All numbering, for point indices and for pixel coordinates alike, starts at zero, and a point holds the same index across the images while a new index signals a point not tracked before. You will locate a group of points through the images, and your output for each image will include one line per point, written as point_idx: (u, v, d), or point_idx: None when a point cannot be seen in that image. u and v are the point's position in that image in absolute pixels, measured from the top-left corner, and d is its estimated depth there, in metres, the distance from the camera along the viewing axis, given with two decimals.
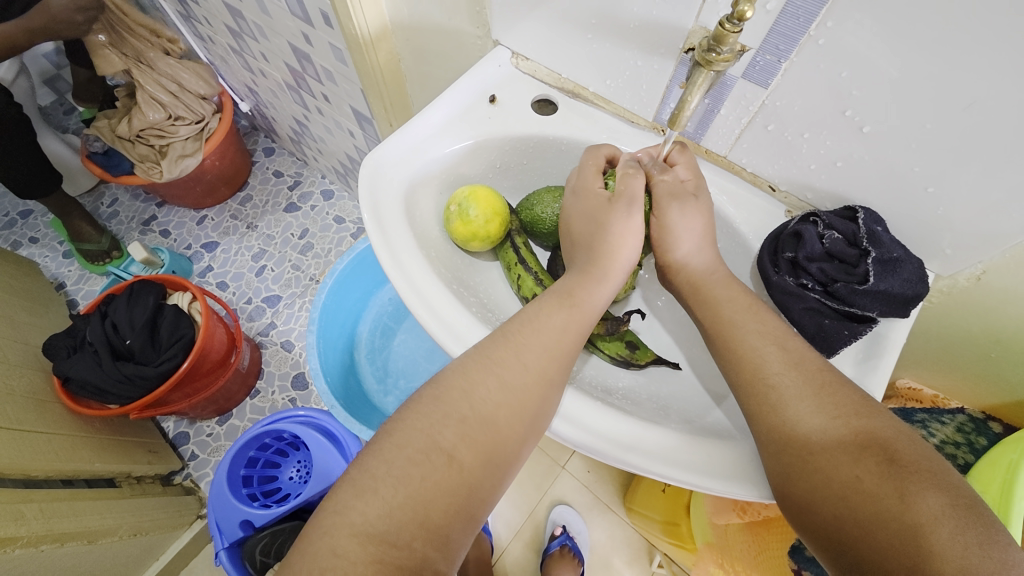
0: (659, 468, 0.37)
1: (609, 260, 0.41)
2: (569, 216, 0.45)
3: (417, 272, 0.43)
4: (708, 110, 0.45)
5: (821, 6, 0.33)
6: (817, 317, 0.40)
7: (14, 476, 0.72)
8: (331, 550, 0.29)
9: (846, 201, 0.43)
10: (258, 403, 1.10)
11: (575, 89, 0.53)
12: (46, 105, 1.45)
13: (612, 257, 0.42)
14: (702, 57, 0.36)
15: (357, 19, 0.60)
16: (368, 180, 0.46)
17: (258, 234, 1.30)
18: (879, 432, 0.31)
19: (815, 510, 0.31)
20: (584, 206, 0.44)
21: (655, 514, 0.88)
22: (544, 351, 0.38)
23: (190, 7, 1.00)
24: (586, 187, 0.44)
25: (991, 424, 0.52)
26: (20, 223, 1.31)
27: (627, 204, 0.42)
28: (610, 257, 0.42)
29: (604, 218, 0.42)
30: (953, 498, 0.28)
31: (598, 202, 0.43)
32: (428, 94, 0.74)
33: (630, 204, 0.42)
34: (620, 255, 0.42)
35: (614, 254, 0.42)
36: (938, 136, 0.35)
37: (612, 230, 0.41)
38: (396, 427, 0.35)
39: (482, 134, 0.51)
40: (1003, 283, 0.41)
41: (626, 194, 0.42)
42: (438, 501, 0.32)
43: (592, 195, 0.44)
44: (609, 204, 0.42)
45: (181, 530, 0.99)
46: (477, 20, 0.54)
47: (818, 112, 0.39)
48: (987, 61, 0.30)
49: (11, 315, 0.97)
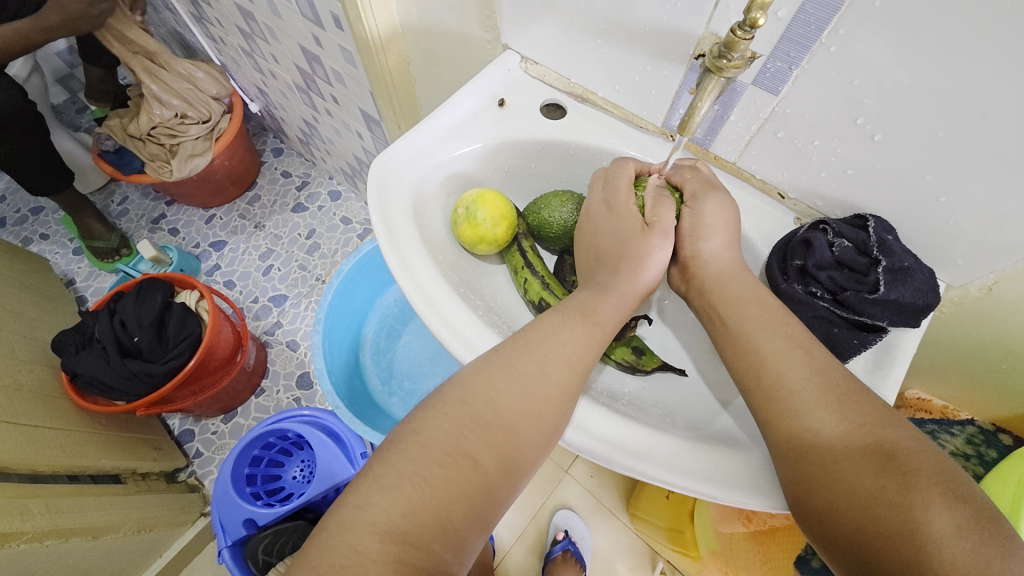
0: (668, 476, 0.36)
1: (629, 284, 0.41)
2: (595, 229, 0.44)
3: (424, 274, 0.43)
4: (718, 116, 0.45)
5: (833, 13, 0.33)
6: (826, 325, 0.40)
7: (21, 471, 0.73)
8: (351, 547, 0.29)
9: (857, 209, 0.43)
10: (262, 402, 1.11)
11: (584, 94, 0.52)
12: (59, 103, 1.47)
13: (632, 280, 0.41)
14: (712, 63, 0.35)
15: (367, 22, 0.61)
16: (377, 182, 0.47)
17: (265, 233, 1.30)
18: (901, 443, 0.31)
19: (836, 521, 0.31)
20: (613, 227, 0.43)
21: (659, 521, 0.87)
22: (565, 363, 0.38)
23: (202, 9, 1.02)
24: (618, 204, 0.44)
25: (1002, 436, 0.51)
26: (31, 220, 1.33)
27: (662, 233, 0.42)
28: (631, 280, 0.41)
29: (635, 242, 0.42)
30: (975, 511, 0.28)
31: (629, 224, 0.43)
32: (436, 97, 0.74)
33: (664, 236, 0.42)
34: (642, 278, 0.42)
35: (635, 276, 0.41)
36: (950, 144, 0.34)
37: (641, 256, 0.41)
38: (421, 426, 0.34)
39: (494, 140, 0.51)
40: (1014, 294, 0.40)
41: (660, 225, 0.42)
42: (458, 504, 0.32)
43: (627, 215, 0.43)
44: (643, 231, 0.42)
45: (185, 527, 0.99)
46: (487, 23, 0.54)
47: (829, 119, 0.39)
48: (998, 70, 0.30)
49: (21, 311, 0.98)
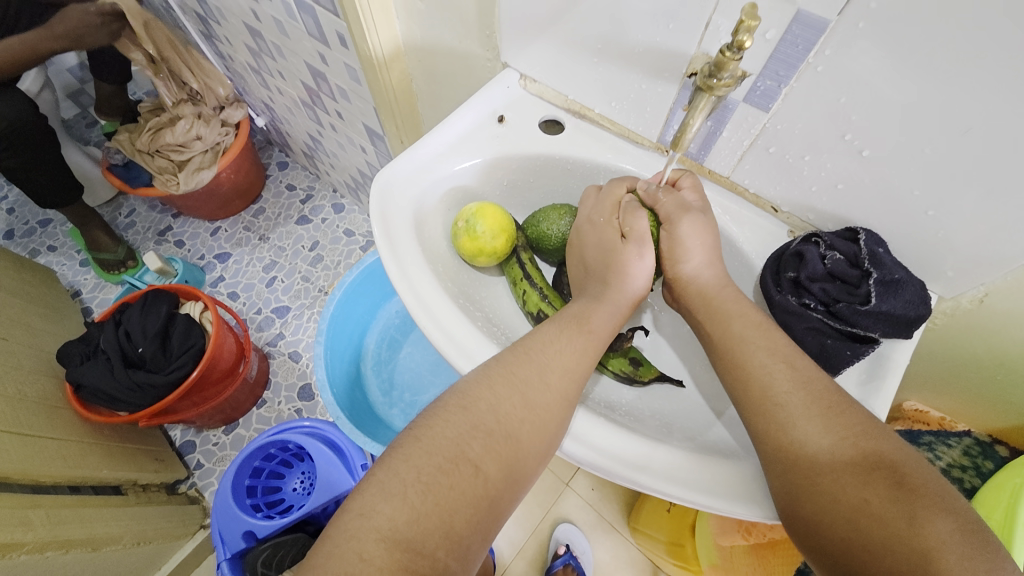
0: (663, 486, 0.37)
1: (619, 293, 0.43)
2: (582, 242, 0.47)
3: (423, 284, 0.44)
4: (711, 132, 0.46)
5: (820, 35, 0.34)
6: (820, 336, 0.40)
7: (23, 481, 0.73)
8: (357, 555, 0.29)
9: (848, 222, 0.44)
10: (264, 413, 1.11)
11: (582, 110, 0.54)
12: (69, 118, 1.51)
13: (620, 290, 0.43)
14: (703, 82, 0.36)
15: (372, 42, 0.63)
16: (378, 196, 0.48)
17: (270, 245, 1.32)
18: (885, 454, 0.32)
19: (822, 532, 0.31)
20: (597, 237, 0.46)
21: (659, 534, 0.87)
22: (564, 370, 0.39)
23: (212, 28, 1.05)
24: (602, 221, 0.46)
25: (998, 447, 0.52)
26: (40, 232, 1.35)
27: (638, 245, 0.43)
28: (620, 290, 0.43)
29: (616, 258, 0.44)
30: (960, 523, 0.28)
31: (608, 239, 0.45)
32: (439, 114, 0.75)
33: (642, 245, 0.44)
34: (630, 287, 0.43)
35: (621, 286, 0.43)
36: (937, 160, 0.35)
37: (624, 268, 0.43)
38: (424, 433, 0.35)
39: (492, 155, 0.52)
40: (1005, 306, 0.41)
41: (636, 235, 0.44)
42: (462, 511, 0.32)
43: (608, 228, 0.45)
44: (621, 244, 0.44)
45: (183, 540, 0.98)
46: (488, 43, 0.56)
47: (819, 137, 0.40)
48: (982, 89, 0.31)
49: (27, 322, 0.99)
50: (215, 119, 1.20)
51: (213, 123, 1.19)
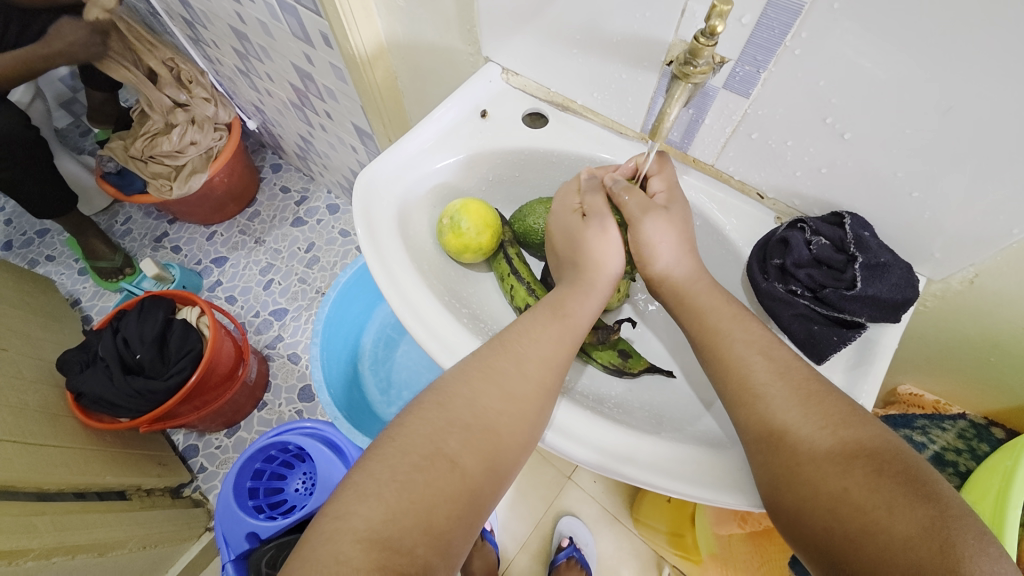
0: (649, 478, 0.37)
1: (595, 273, 0.43)
2: (550, 232, 0.47)
3: (408, 285, 0.44)
4: (693, 120, 0.45)
5: (795, 17, 0.34)
6: (807, 322, 0.40)
7: (26, 489, 0.74)
8: (334, 557, 0.29)
9: (834, 207, 0.43)
10: (265, 416, 1.11)
11: (565, 102, 0.53)
12: (62, 127, 1.52)
13: (596, 272, 0.43)
14: (679, 70, 0.36)
15: (354, 40, 0.62)
16: (361, 195, 0.47)
17: (265, 248, 1.32)
18: (866, 442, 0.31)
19: (805, 521, 0.31)
20: (560, 225, 0.45)
21: (661, 525, 0.87)
22: (542, 361, 0.39)
23: (199, 32, 1.04)
24: (560, 207, 0.46)
25: (994, 429, 0.51)
26: (37, 242, 1.35)
27: (600, 220, 0.43)
28: (595, 270, 0.43)
29: (579, 237, 0.43)
30: (941, 510, 0.28)
31: (569, 221, 0.45)
32: (425, 111, 0.75)
33: (604, 220, 0.43)
34: (603, 266, 0.43)
35: (596, 265, 0.43)
36: (920, 140, 0.35)
37: (585, 247, 0.43)
38: (399, 432, 0.35)
39: (472, 150, 0.52)
40: (995, 286, 0.41)
41: (596, 211, 0.43)
42: (441, 507, 0.32)
43: (564, 211, 0.45)
44: (582, 223, 0.44)
45: (190, 543, 0.99)
46: (469, 37, 0.55)
47: (800, 121, 0.40)
48: (965, 65, 0.30)
49: (26, 331, 0.99)
50: (205, 122, 1.17)
51: (206, 127, 1.17)
